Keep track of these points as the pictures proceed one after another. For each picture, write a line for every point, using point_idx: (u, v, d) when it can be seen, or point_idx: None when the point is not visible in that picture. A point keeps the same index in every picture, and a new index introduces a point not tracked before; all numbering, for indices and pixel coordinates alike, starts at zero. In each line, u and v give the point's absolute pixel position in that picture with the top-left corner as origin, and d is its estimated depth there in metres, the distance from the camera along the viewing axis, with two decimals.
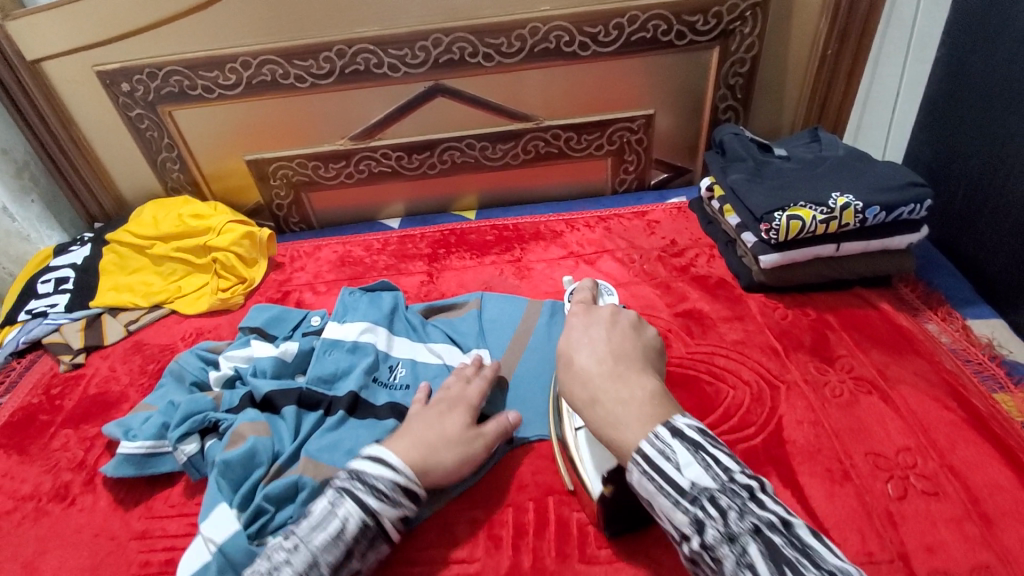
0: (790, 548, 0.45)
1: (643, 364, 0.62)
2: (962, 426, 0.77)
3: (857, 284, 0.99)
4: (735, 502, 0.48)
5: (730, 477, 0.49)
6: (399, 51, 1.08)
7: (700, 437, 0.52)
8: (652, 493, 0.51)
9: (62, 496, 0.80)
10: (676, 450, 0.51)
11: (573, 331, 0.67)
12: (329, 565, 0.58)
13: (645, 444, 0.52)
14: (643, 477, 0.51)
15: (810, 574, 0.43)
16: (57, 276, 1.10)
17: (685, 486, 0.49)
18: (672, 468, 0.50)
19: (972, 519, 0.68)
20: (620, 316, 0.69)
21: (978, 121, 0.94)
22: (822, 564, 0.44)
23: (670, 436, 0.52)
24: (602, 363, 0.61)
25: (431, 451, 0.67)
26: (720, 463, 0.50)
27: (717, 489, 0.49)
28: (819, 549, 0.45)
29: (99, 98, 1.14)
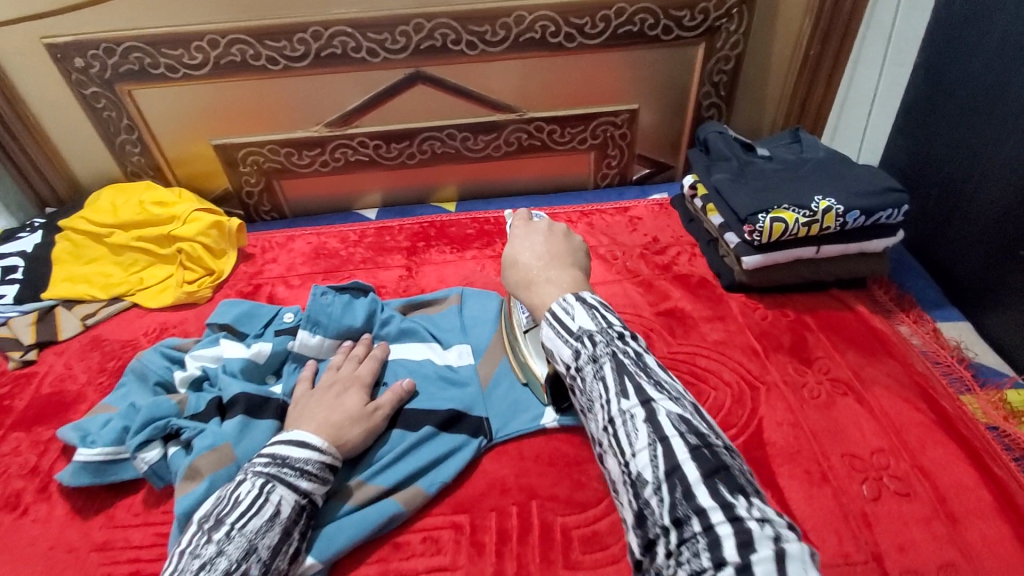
0: (637, 366, 0.51)
1: (573, 262, 0.67)
2: (931, 427, 0.80)
3: (834, 286, 1.00)
4: (607, 337, 0.53)
5: (611, 325, 0.54)
6: (379, 35, 1.03)
7: (597, 301, 0.57)
8: (550, 339, 0.57)
9: (14, 505, 0.75)
10: (576, 309, 0.56)
11: (514, 241, 0.70)
12: (268, 547, 0.61)
13: (554, 305, 0.58)
14: (548, 328, 0.57)
15: (645, 384, 0.50)
16: (3, 266, 1.03)
17: (572, 328, 0.55)
18: (565, 317, 0.56)
19: (940, 519, 0.70)
20: (554, 226, 0.71)
21: (952, 128, 0.96)
22: (658, 378, 0.51)
23: (574, 300, 0.57)
24: (539, 260, 0.66)
25: (339, 426, 0.73)
26: (608, 318, 0.55)
27: (598, 330, 0.54)
28: (662, 372, 0.52)
29: (48, 73, 1.05)
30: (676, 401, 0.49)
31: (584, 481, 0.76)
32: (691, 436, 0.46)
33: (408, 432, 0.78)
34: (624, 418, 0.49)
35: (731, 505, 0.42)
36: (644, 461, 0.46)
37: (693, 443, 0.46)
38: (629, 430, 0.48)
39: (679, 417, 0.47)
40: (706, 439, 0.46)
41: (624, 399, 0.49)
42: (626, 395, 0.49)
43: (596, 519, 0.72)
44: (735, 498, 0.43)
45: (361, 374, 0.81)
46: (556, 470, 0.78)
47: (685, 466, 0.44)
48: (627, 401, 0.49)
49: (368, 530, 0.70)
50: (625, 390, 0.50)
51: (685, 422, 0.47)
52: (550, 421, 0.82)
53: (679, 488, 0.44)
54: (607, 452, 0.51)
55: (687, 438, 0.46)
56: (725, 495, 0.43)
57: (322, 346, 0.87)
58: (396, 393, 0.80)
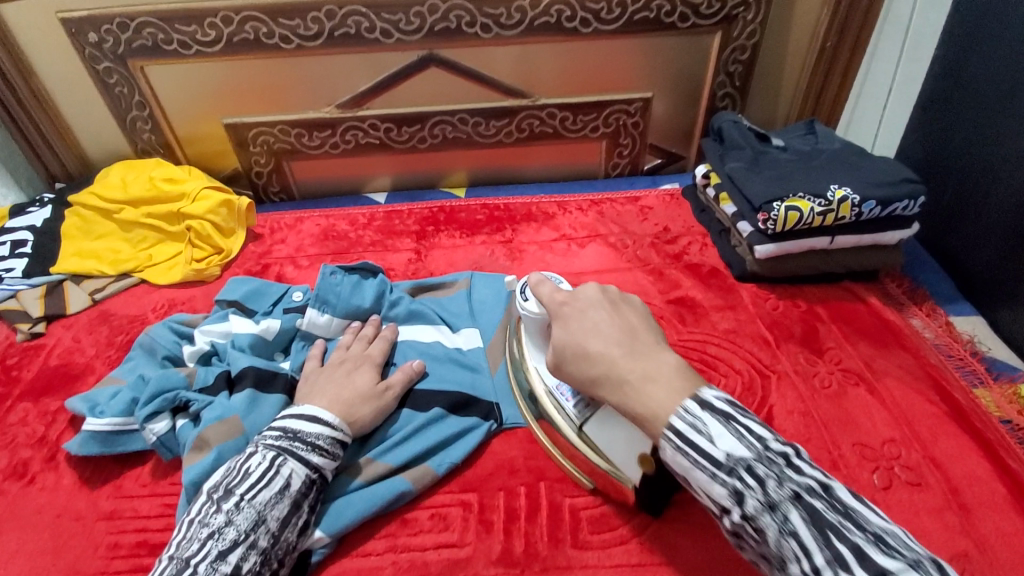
0: (835, 515, 0.45)
1: (654, 338, 0.59)
2: (943, 419, 0.79)
3: (846, 278, 1.00)
4: (773, 470, 0.47)
5: (766, 445, 0.48)
6: (393, 16, 1.03)
7: (730, 407, 0.51)
8: (687, 468, 0.50)
9: (20, 473, 0.74)
10: (709, 423, 0.50)
11: (569, 321, 0.63)
12: (277, 519, 0.60)
13: (676, 419, 0.51)
14: (676, 453, 0.50)
15: (861, 543, 0.43)
16: (13, 239, 1.02)
17: (720, 458, 0.48)
18: (705, 443, 0.49)
19: (951, 509, 0.70)
20: (607, 292, 0.65)
21: (969, 120, 0.95)
22: (868, 529, 0.44)
23: (702, 410, 0.51)
24: (620, 346, 0.58)
25: (351, 404, 0.72)
26: (754, 432, 0.49)
27: (755, 458, 0.48)
28: (869, 516, 0.45)
29: (62, 47, 1.05)
30: (917, 568, 0.41)
31: None
32: None
33: (417, 411, 0.78)
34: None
35: None
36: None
37: None
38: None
39: None
40: None
41: (845, 571, 0.42)
42: (845, 564, 0.42)
43: (605, 502, 0.72)
44: None
45: (372, 354, 0.81)
46: None
47: None
48: (851, 574, 0.42)
49: (377, 506, 0.69)
50: (840, 558, 0.42)
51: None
52: None
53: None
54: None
55: None
56: None
57: (331, 325, 0.86)
58: (406, 373, 0.79)
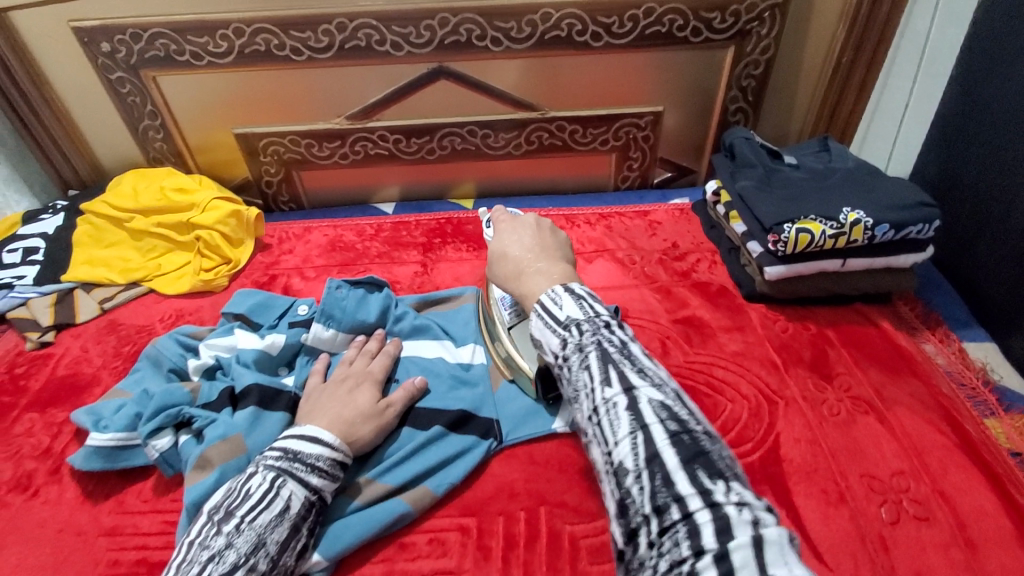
0: (623, 355, 0.50)
1: (562, 255, 0.69)
2: (955, 451, 0.77)
3: (858, 301, 0.98)
4: (594, 326, 0.52)
5: (598, 313, 0.54)
6: (404, 29, 1.03)
7: (586, 292, 0.57)
8: (539, 330, 0.56)
9: (24, 486, 0.75)
10: (564, 298, 0.56)
11: (501, 233, 0.71)
12: (276, 543, 0.60)
13: (543, 297, 0.58)
14: (539, 319, 0.56)
15: (629, 372, 0.48)
16: (24, 246, 1.04)
17: (560, 318, 0.54)
18: (554, 308, 0.55)
19: (961, 547, 0.68)
20: (541, 221, 0.73)
21: (988, 142, 0.93)
22: (641, 365, 0.49)
23: (563, 291, 0.57)
24: (529, 252, 0.67)
25: (350, 423, 0.72)
26: (595, 307, 0.55)
27: (585, 319, 0.53)
28: (648, 362, 0.50)
29: (76, 57, 1.06)
30: (660, 389, 0.47)
31: (593, 489, 0.75)
32: (670, 422, 0.43)
33: (418, 431, 0.78)
34: (607, 406, 0.46)
35: (709, 491, 0.40)
36: (625, 449, 0.43)
37: (673, 430, 0.43)
38: (612, 417, 0.45)
39: (661, 405, 0.45)
40: (686, 424, 0.44)
41: (608, 387, 0.47)
42: (609, 382, 0.47)
43: (605, 530, 0.71)
44: (713, 481, 0.40)
45: (373, 370, 0.81)
46: (566, 477, 0.76)
47: (664, 453, 0.42)
48: (610, 388, 0.47)
49: (375, 528, 0.69)
50: (608, 377, 0.48)
51: (669, 412, 0.44)
52: (561, 426, 0.81)
53: (658, 476, 0.41)
54: (590, 442, 0.48)
55: (668, 424, 0.43)
56: (703, 480, 0.40)
57: (335, 340, 0.87)
58: (408, 391, 0.79)
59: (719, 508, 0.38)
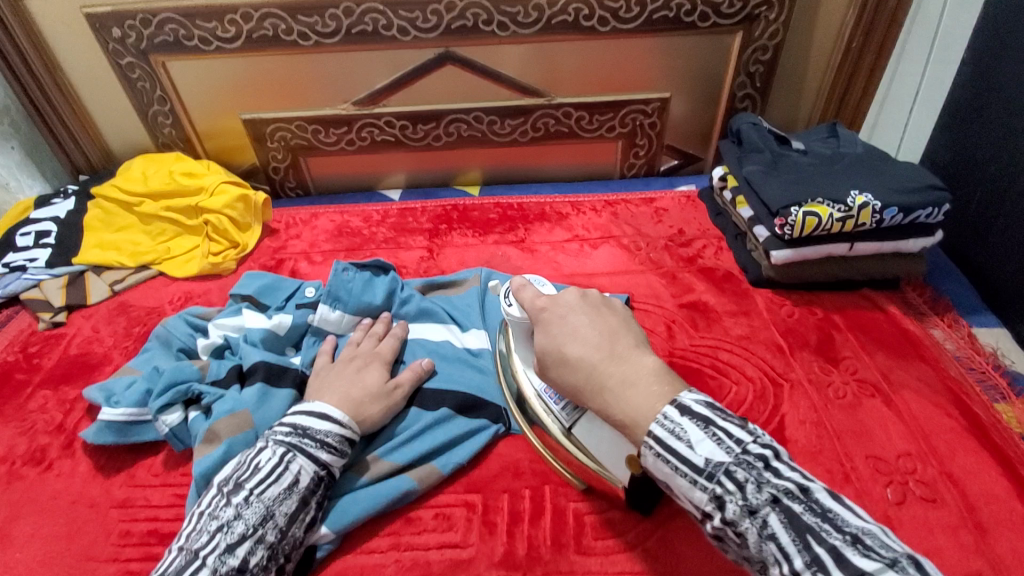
0: (814, 517, 0.44)
1: (635, 341, 0.60)
2: (961, 433, 0.77)
3: (865, 286, 0.97)
4: (752, 473, 0.47)
5: (744, 449, 0.48)
6: (410, 13, 1.03)
7: (709, 411, 0.51)
8: (668, 475, 0.50)
9: (38, 460, 0.77)
10: (686, 428, 0.50)
11: (553, 326, 0.63)
12: (285, 515, 0.61)
13: (655, 427, 0.51)
14: (657, 459, 0.51)
15: (838, 545, 0.42)
16: (37, 229, 1.05)
17: (698, 463, 0.48)
18: (684, 450, 0.49)
19: (967, 527, 0.68)
20: (586, 293, 0.65)
21: (998, 126, 0.92)
22: (846, 529, 0.43)
23: (680, 415, 0.51)
24: (598, 349, 0.58)
25: (360, 402, 0.73)
26: (732, 436, 0.49)
27: (733, 463, 0.48)
28: (846, 515, 0.44)
29: (88, 43, 1.07)
30: (894, 566, 0.40)
31: None
32: None
33: (424, 411, 0.78)
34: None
35: None
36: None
37: None
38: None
39: None
40: None
41: (823, 573, 0.41)
42: (823, 567, 0.42)
43: (609, 507, 0.71)
44: None
45: (381, 351, 0.81)
46: None
47: None
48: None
49: (381, 504, 0.70)
50: (815, 558, 0.42)
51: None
52: None
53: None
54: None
55: None
56: None
57: (342, 321, 0.87)
58: (415, 372, 0.80)
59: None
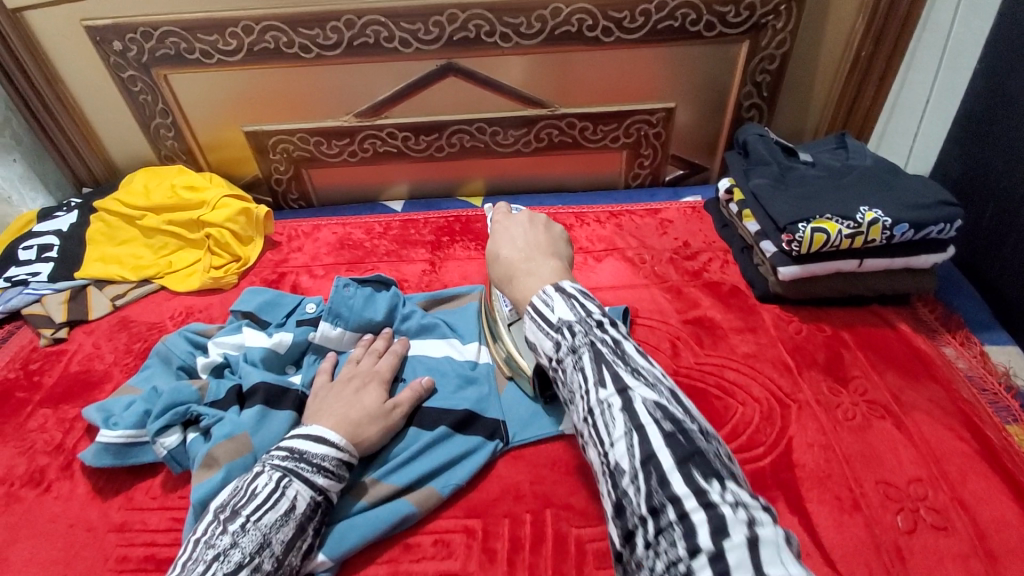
0: (616, 357, 0.52)
1: (554, 252, 0.70)
2: (974, 458, 0.75)
3: (875, 302, 0.95)
4: (587, 328, 0.54)
5: (590, 314, 0.55)
6: (412, 25, 1.02)
7: (577, 291, 0.58)
8: (533, 332, 0.58)
9: (37, 481, 0.76)
10: (555, 300, 0.57)
11: (496, 233, 0.75)
12: (282, 543, 0.60)
13: (536, 299, 0.59)
14: (528, 319, 0.59)
15: (623, 373, 0.50)
16: (39, 244, 1.05)
17: (552, 320, 0.56)
18: (545, 309, 0.57)
19: (980, 558, 0.66)
20: (535, 217, 0.76)
21: (1013, 138, 0.90)
22: (635, 367, 0.51)
23: (553, 291, 0.58)
24: (520, 252, 0.69)
25: (357, 423, 0.72)
26: (586, 306, 0.56)
27: (577, 320, 0.55)
28: (640, 360, 0.52)
29: (90, 56, 1.07)
30: (654, 390, 0.49)
31: (601, 492, 0.74)
32: (666, 425, 0.46)
33: (423, 432, 0.77)
34: (602, 407, 0.49)
35: (704, 491, 0.42)
36: (622, 450, 0.46)
37: (668, 430, 0.46)
38: (607, 418, 0.48)
39: (655, 404, 0.47)
40: (681, 424, 0.46)
41: (603, 389, 0.49)
42: (604, 383, 0.50)
43: None
44: (708, 482, 0.42)
45: (380, 370, 0.80)
46: (573, 479, 0.76)
47: (660, 453, 0.44)
48: (604, 390, 0.49)
49: (380, 529, 0.69)
50: (602, 379, 0.50)
51: (662, 411, 0.47)
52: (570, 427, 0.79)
53: (654, 476, 0.43)
54: (588, 442, 0.50)
55: (662, 424, 0.46)
56: (698, 481, 0.42)
57: (343, 339, 0.86)
58: (414, 391, 0.79)
59: (715, 508, 0.41)
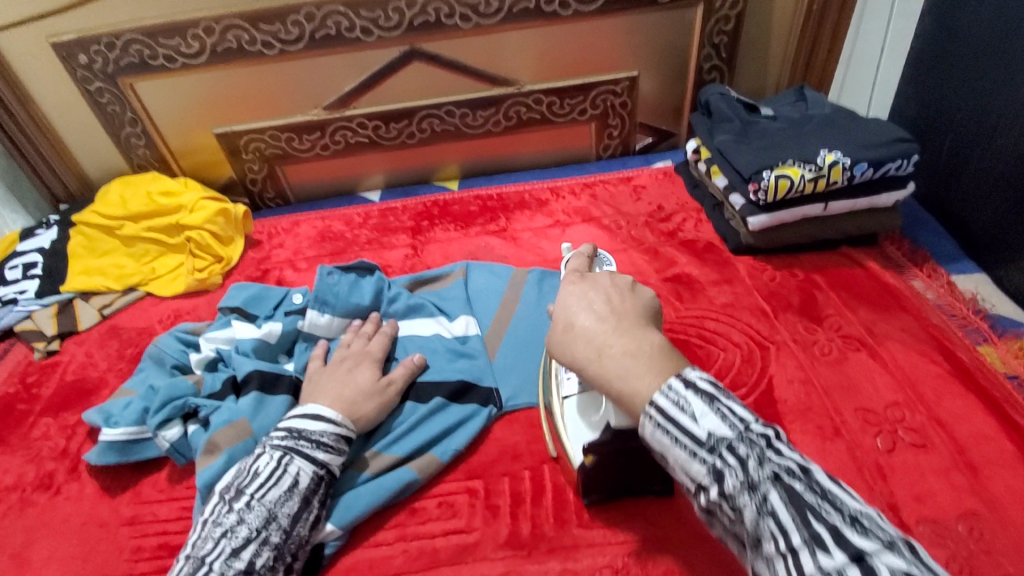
0: (813, 495, 0.40)
1: (649, 322, 0.53)
2: (948, 379, 0.78)
3: (844, 244, 0.99)
4: (755, 450, 0.43)
5: (748, 427, 0.44)
6: (372, 13, 1.03)
7: (715, 387, 0.47)
8: (665, 445, 0.46)
9: (46, 485, 0.77)
10: (692, 402, 0.45)
11: (568, 297, 0.56)
12: (288, 516, 0.62)
13: (659, 397, 0.47)
14: (658, 429, 0.46)
15: (837, 524, 0.39)
16: (23, 261, 1.06)
17: (700, 434, 0.44)
18: (687, 419, 0.45)
19: (958, 468, 0.70)
20: (617, 279, 0.57)
21: (963, 74, 0.93)
22: (845, 509, 0.40)
23: (684, 387, 0.46)
24: (607, 320, 0.52)
25: (354, 401, 0.74)
26: (734, 412, 0.45)
27: (736, 438, 0.44)
28: (845, 497, 0.41)
29: (54, 72, 1.07)
30: (891, 548, 0.37)
31: None
32: None
33: (420, 403, 0.80)
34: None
35: None
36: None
37: None
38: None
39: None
40: None
41: (821, 551, 0.38)
42: (822, 545, 0.38)
43: None
44: None
45: (371, 351, 0.82)
46: None
47: None
48: (826, 554, 0.37)
49: (386, 496, 0.71)
50: (816, 537, 0.38)
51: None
52: None
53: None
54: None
55: None
56: None
57: (332, 325, 0.88)
58: (407, 368, 0.81)
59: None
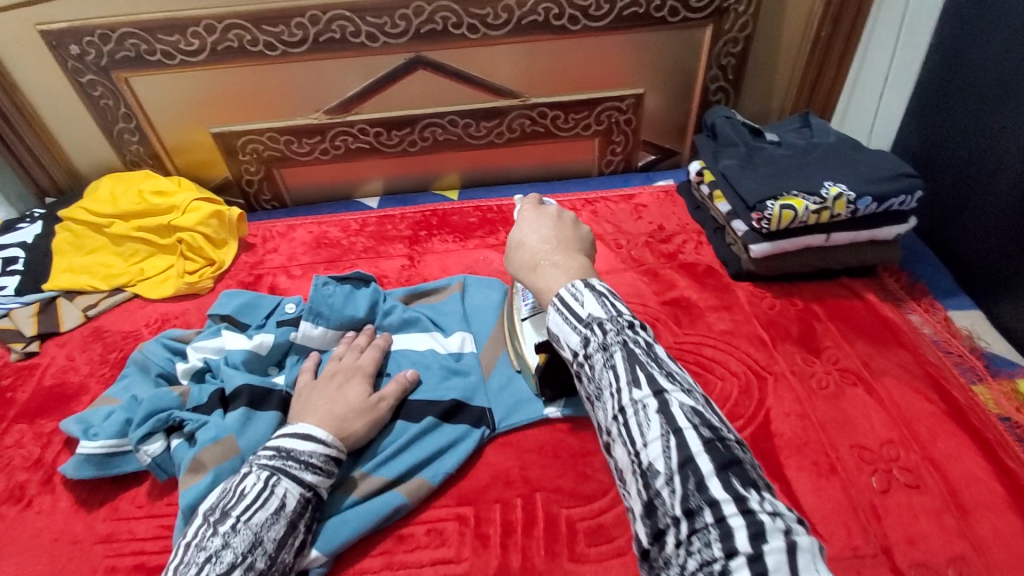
0: (648, 355, 0.50)
1: (579, 247, 0.66)
2: (943, 418, 0.78)
3: (843, 274, 0.99)
4: (618, 325, 0.51)
5: (621, 313, 0.52)
6: (378, 19, 1.01)
7: (607, 289, 0.55)
8: (557, 325, 0.55)
9: (18, 497, 0.75)
10: (585, 295, 0.54)
11: (521, 223, 0.70)
12: (274, 541, 0.60)
13: (563, 291, 0.56)
14: (556, 316, 0.55)
15: (657, 374, 0.48)
16: (4, 257, 1.02)
17: (582, 315, 0.53)
18: (576, 304, 0.54)
19: (951, 511, 0.69)
20: (563, 215, 0.71)
21: (966, 111, 0.94)
22: (668, 368, 0.49)
23: (584, 287, 0.55)
24: (546, 243, 0.65)
25: (343, 419, 0.72)
26: (618, 306, 0.53)
27: (608, 318, 0.52)
28: (672, 364, 0.50)
29: (45, 62, 1.04)
30: (689, 394, 0.47)
31: (589, 472, 0.76)
32: (704, 430, 0.45)
33: (411, 423, 0.78)
34: (635, 407, 0.47)
35: (745, 498, 0.41)
36: (656, 451, 0.44)
37: (706, 437, 0.44)
38: (640, 418, 0.46)
39: (692, 410, 0.46)
40: (719, 433, 0.45)
41: (636, 388, 0.47)
42: (637, 382, 0.47)
43: (602, 512, 0.72)
44: (747, 491, 0.42)
45: (362, 364, 0.80)
46: (562, 462, 0.77)
47: (699, 458, 0.43)
48: (639, 389, 0.47)
49: (372, 522, 0.69)
50: (636, 378, 0.48)
51: (698, 415, 0.45)
52: (554, 412, 0.81)
53: (692, 480, 0.42)
54: (614, 441, 0.48)
55: (702, 431, 0.44)
56: (738, 488, 0.42)
57: (325, 338, 0.86)
58: (399, 384, 0.79)
59: (753, 514, 0.40)
